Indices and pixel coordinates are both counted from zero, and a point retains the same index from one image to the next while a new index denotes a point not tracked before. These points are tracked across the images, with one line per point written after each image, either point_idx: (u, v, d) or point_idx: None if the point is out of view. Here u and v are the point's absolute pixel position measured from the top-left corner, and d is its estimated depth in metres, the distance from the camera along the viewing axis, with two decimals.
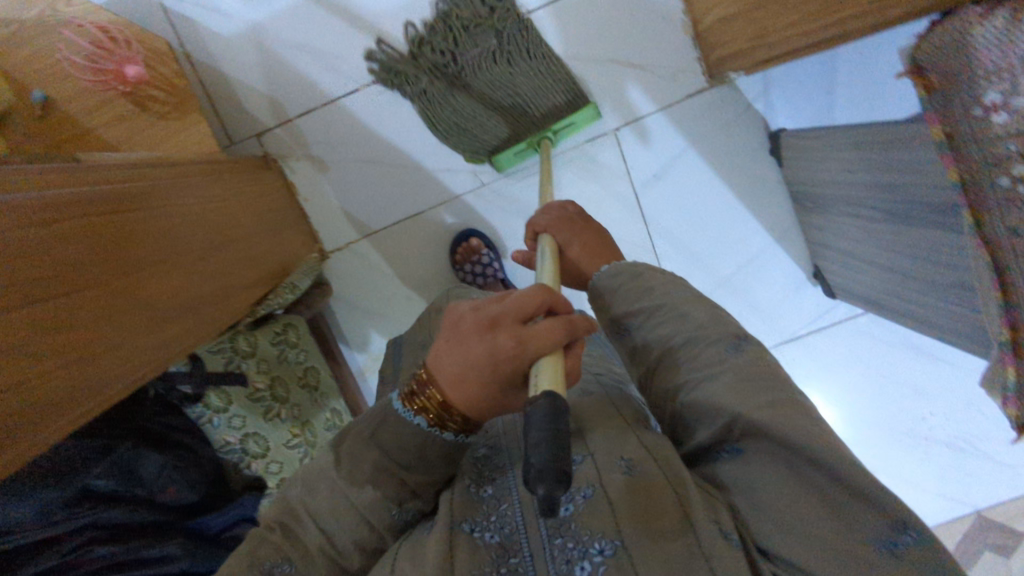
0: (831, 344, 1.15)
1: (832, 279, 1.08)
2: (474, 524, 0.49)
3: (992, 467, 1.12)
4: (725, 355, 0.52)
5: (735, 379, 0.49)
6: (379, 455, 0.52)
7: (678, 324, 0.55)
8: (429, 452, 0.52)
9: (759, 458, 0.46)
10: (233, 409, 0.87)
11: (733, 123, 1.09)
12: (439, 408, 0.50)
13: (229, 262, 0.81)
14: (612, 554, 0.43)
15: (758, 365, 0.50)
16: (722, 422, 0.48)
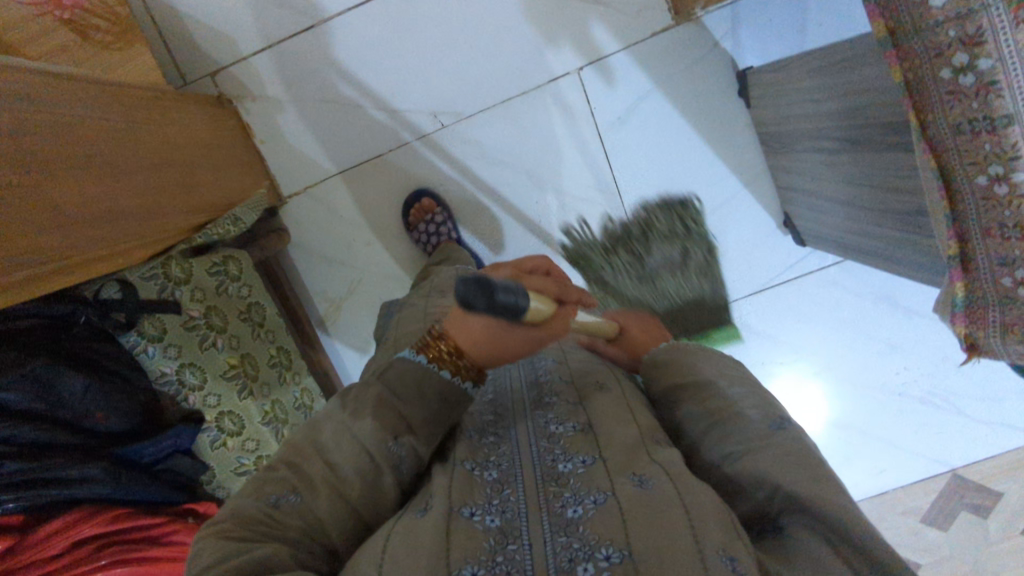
0: (805, 298, 1.14)
1: (801, 225, 1.06)
2: (474, 508, 0.45)
3: (957, 421, 1.15)
4: (770, 432, 0.49)
5: (781, 455, 0.46)
6: (385, 396, 0.51)
7: (718, 398, 0.54)
8: (426, 387, 0.51)
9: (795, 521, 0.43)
10: (170, 338, 0.76)
11: (701, 63, 1.04)
12: (446, 352, 0.52)
13: (159, 196, 0.76)
14: (619, 562, 0.39)
15: (801, 446, 0.47)
16: (766, 489, 0.45)
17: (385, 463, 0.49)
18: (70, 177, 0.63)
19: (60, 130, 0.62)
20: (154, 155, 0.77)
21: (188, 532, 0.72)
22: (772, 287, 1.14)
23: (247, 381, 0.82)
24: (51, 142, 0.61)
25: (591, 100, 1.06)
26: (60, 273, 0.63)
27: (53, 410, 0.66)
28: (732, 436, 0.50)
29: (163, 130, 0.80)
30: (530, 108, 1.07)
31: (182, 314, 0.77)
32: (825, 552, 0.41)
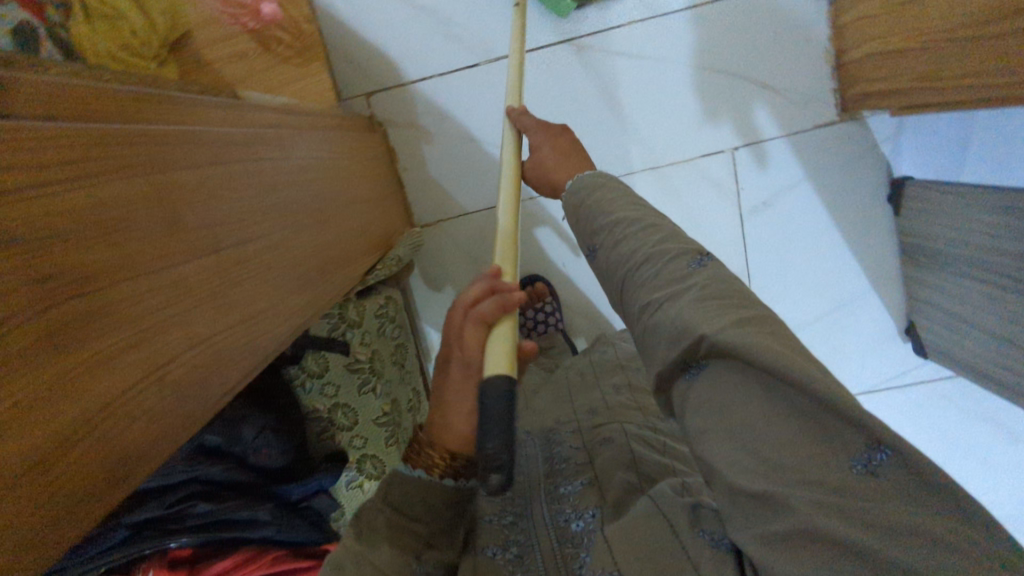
0: (910, 405, 1.14)
1: (927, 337, 1.05)
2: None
3: None
4: (689, 269, 0.45)
5: (701, 295, 0.42)
6: (391, 514, 0.51)
7: (628, 248, 0.50)
8: (435, 497, 0.53)
9: (721, 370, 0.39)
10: (329, 376, 0.77)
11: (855, 161, 1.04)
12: (444, 460, 0.52)
13: (314, 251, 0.61)
14: None
15: (724, 283, 0.44)
16: (687, 339, 0.40)
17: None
18: (252, 205, 0.48)
19: (217, 161, 0.45)
20: (307, 179, 0.63)
21: None
22: (875, 391, 1.14)
23: (394, 428, 0.81)
24: (232, 166, 0.47)
25: (739, 180, 1.06)
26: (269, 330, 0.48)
27: (230, 447, 0.66)
28: (653, 280, 0.46)
29: (313, 157, 0.68)
30: (676, 180, 1.07)
31: (347, 356, 0.77)
32: (814, 494, 0.35)
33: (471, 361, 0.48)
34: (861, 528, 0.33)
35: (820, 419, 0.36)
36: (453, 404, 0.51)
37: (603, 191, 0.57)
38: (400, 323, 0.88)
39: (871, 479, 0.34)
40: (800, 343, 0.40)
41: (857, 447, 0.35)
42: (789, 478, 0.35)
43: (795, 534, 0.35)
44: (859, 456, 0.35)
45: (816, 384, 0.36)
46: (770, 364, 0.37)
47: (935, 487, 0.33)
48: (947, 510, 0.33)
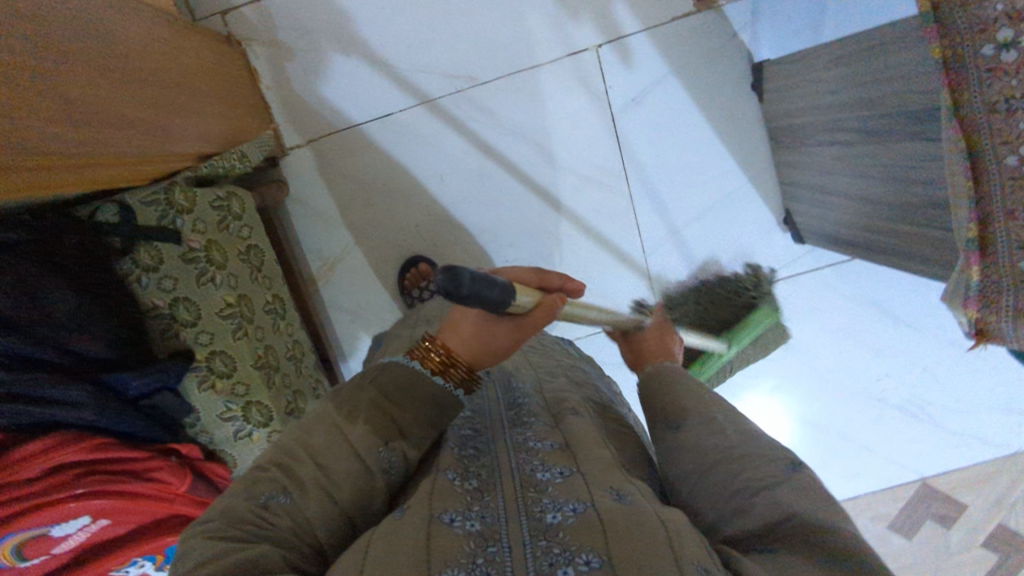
0: (797, 295, 1.17)
1: (800, 220, 1.07)
2: (453, 515, 0.42)
3: (932, 431, 1.22)
4: (783, 474, 0.43)
5: (794, 491, 0.41)
6: (375, 394, 0.49)
7: (714, 435, 0.47)
8: (421, 387, 0.50)
9: (791, 549, 0.39)
10: (165, 270, 0.74)
11: (716, 52, 1.06)
12: (441, 355, 0.50)
13: (108, 118, 0.62)
14: (599, 568, 0.36)
15: (820, 491, 0.42)
16: (775, 510, 0.40)
17: (375, 468, 0.46)
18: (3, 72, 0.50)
19: None
20: (121, 73, 0.65)
21: (170, 471, 0.70)
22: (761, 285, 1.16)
23: (243, 321, 0.79)
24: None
25: (605, 77, 1.07)
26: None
27: (33, 323, 0.61)
28: (738, 469, 0.44)
29: (144, 58, 0.70)
30: (545, 82, 1.07)
31: (181, 244, 0.74)
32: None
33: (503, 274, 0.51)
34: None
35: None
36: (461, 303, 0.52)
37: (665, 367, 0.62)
38: (249, 222, 0.84)
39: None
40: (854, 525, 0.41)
41: None
42: None
43: None
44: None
45: (852, 545, 0.38)
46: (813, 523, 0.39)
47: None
48: None
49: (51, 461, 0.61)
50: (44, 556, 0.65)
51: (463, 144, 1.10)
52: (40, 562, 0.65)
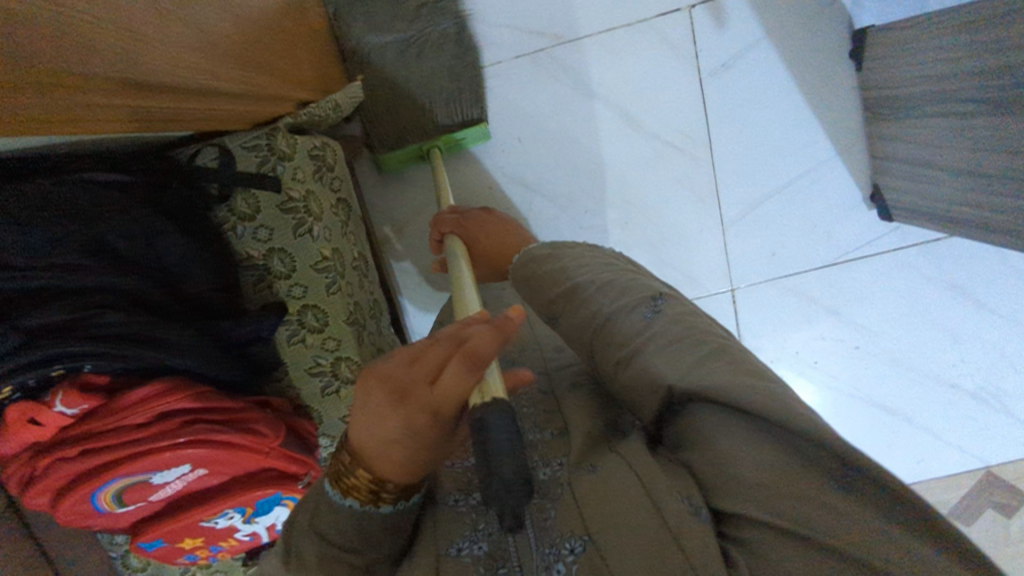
0: (879, 276, 1.13)
1: (892, 197, 1.03)
2: (460, 544, 0.45)
3: (1005, 421, 1.19)
4: (648, 321, 0.52)
5: (666, 343, 0.50)
6: (322, 545, 0.45)
7: (590, 311, 0.55)
8: (372, 527, 0.46)
9: (717, 419, 0.45)
10: (260, 219, 0.73)
11: (817, 16, 1.02)
12: (372, 487, 0.44)
13: (225, 51, 0.61)
14: (584, 552, 0.42)
15: (680, 327, 0.51)
16: (664, 392, 0.47)
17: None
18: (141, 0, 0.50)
19: None
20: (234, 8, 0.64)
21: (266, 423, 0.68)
22: (842, 263, 1.12)
23: (336, 277, 0.76)
24: None
25: (696, 38, 1.03)
26: (124, 79, 0.48)
27: (145, 261, 0.61)
28: (610, 342, 0.53)
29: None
30: (634, 41, 1.04)
31: (280, 193, 0.72)
32: (777, 469, 0.41)
33: (441, 404, 0.40)
34: (839, 530, 0.39)
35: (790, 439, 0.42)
36: (379, 435, 0.42)
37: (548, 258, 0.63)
38: (340, 174, 0.82)
39: (845, 493, 0.40)
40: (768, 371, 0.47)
41: (834, 472, 0.40)
42: (771, 500, 0.40)
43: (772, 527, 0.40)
44: (837, 478, 0.40)
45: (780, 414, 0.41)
46: (747, 404, 0.42)
47: (896, 501, 0.39)
48: (839, 476, 0.40)
49: (151, 409, 0.58)
50: (140, 503, 0.65)
51: (541, 107, 1.06)
52: (137, 508, 0.66)
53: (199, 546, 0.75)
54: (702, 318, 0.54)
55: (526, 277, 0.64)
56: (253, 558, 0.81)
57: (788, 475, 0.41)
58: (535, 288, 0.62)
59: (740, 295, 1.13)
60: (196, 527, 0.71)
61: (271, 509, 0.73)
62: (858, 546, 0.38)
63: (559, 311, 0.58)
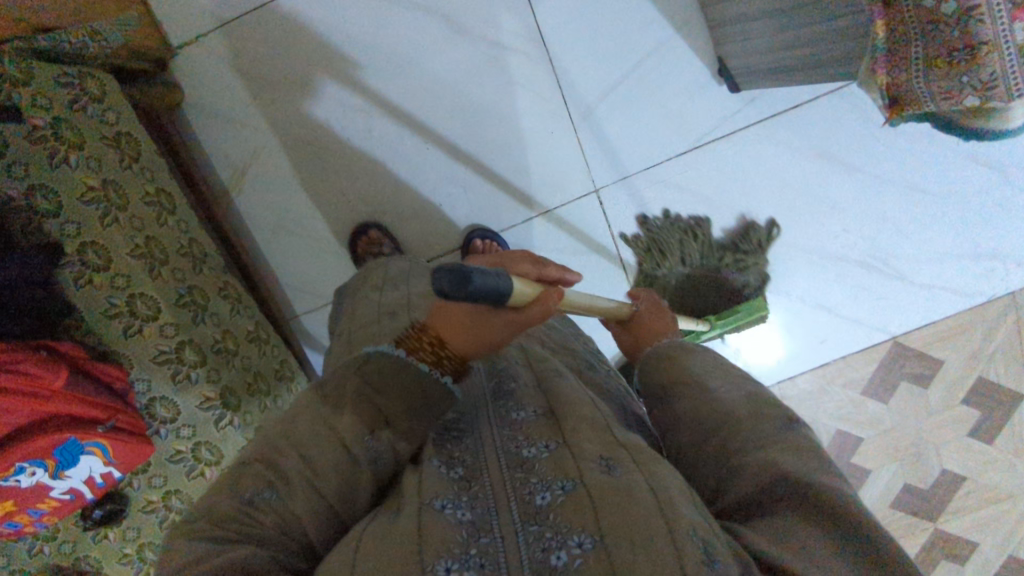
0: (745, 155, 1.10)
1: (732, 65, 0.99)
2: (446, 501, 0.45)
3: (898, 286, 1.17)
4: (782, 427, 0.50)
5: (798, 452, 0.47)
6: (359, 382, 0.50)
7: (712, 399, 0.54)
8: (407, 382, 0.50)
9: (800, 515, 0.44)
10: (12, 155, 0.68)
11: None
12: (431, 348, 0.51)
13: None
14: (592, 549, 0.40)
15: (814, 447, 0.49)
16: (776, 475, 0.45)
17: (362, 460, 0.48)
18: None
19: None
20: None
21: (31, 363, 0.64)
22: (704, 146, 1.09)
23: (111, 207, 0.74)
24: None
25: None
26: None
27: None
28: (734, 428, 0.50)
29: None
30: None
31: (23, 123, 0.68)
32: None
33: None
34: None
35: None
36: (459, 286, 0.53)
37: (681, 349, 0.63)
38: (114, 107, 0.79)
39: None
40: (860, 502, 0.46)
41: None
42: None
43: None
44: None
45: (890, 544, 0.41)
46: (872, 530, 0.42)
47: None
48: None
49: None
50: None
51: (359, 28, 1.04)
52: None
53: (16, 512, 0.71)
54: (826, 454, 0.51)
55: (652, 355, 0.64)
56: (90, 520, 0.78)
57: (846, 569, 0.40)
58: (654, 368, 0.62)
59: (605, 194, 1.10)
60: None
61: (78, 460, 0.70)
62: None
63: (671, 389, 0.58)
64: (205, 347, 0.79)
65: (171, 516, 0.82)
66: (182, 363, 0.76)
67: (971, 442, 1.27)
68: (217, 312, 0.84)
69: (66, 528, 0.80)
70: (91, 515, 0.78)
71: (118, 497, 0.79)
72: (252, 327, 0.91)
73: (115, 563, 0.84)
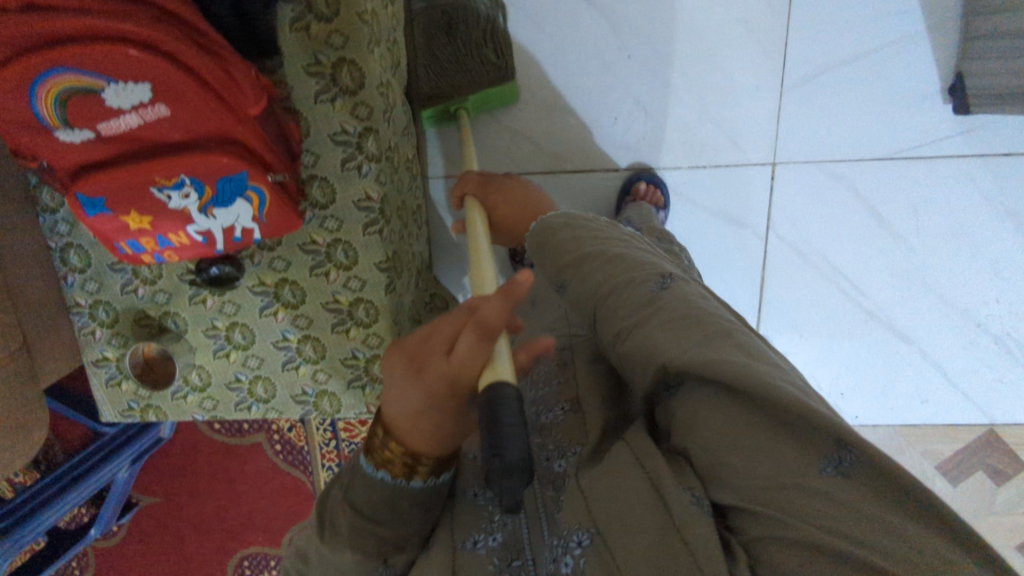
0: (931, 183, 1.03)
1: (973, 86, 0.93)
2: (476, 535, 0.51)
3: (1019, 373, 1.11)
4: (652, 293, 0.51)
5: (664, 320, 0.48)
6: (354, 515, 0.52)
7: (585, 278, 0.55)
8: (401, 503, 0.51)
9: (689, 394, 0.44)
10: None
11: None
12: (405, 459, 0.50)
13: None
14: (590, 545, 0.43)
15: (683, 304, 0.49)
16: (655, 368, 0.46)
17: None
18: None
19: None
20: None
21: (240, 65, 0.58)
22: (895, 159, 1.03)
23: None
24: None
25: None
26: None
27: None
28: (614, 307, 0.52)
29: None
30: None
31: None
32: (786, 468, 0.40)
33: (455, 374, 0.44)
34: (854, 532, 0.37)
35: (788, 423, 0.40)
36: (403, 406, 0.47)
37: (569, 225, 0.60)
38: None
39: (842, 478, 0.39)
40: (742, 341, 0.45)
41: (826, 452, 0.39)
42: (768, 493, 0.40)
43: (799, 542, 0.38)
44: (829, 458, 0.39)
45: (784, 396, 0.40)
46: (748, 385, 0.41)
47: (878, 466, 0.38)
48: (838, 458, 0.39)
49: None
50: (88, 135, 0.57)
51: None
52: (82, 144, 0.58)
53: (147, 234, 0.67)
54: (708, 300, 0.51)
55: (536, 245, 0.61)
56: (202, 276, 0.73)
57: (751, 444, 0.41)
58: (551, 251, 0.59)
59: (778, 172, 1.05)
60: (143, 196, 0.62)
61: (231, 203, 0.65)
62: (863, 543, 0.37)
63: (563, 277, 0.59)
64: (383, 147, 0.73)
65: (276, 305, 0.77)
66: (359, 150, 0.71)
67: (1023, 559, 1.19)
68: (395, 122, 0.79)
69: (169, 275, 0.76)
70: (205, 271, 0.72)
71: (236, 263, 0.74)
72: (410, 154, 0.86)
73: (201, 330, 0.79)
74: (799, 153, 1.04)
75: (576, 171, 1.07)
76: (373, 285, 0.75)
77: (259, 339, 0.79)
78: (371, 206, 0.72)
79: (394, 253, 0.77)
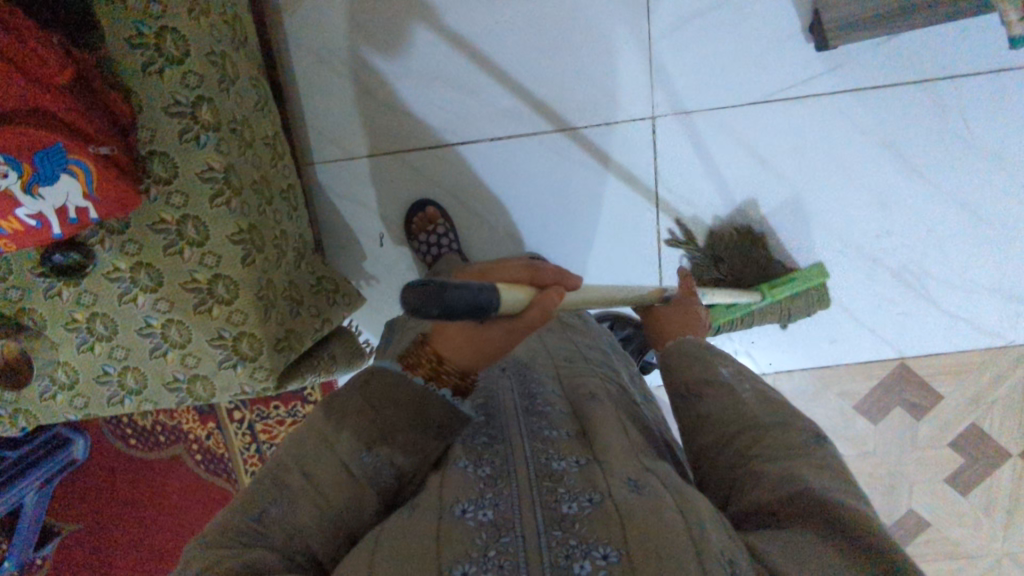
0: (810, 123, 1.05)
1: (831, 19, 0.95)
2: (467, 506, 0.44)
3: (922, 304, 1.12)
4: (803, 441, 0.50)
5: (814, 469, 0.47)
6: (360, 399, 0.50)
7: (740, 400, 0.54)
8: (405, 398, 0.50)
9: (804, 528, 0.44)
10: None
11: None
12: (433, 365, 0.50)
13: None
14: (616, 562, 0.39)
15: (835, 467, 0.48)
16: (791, 487, 0.46)
17: (364, 478, 0.49)
18: None
19: None
20: None
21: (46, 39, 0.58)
22: (770, 103, 1.05)
23: None
24: None
25: None
26: None
27: None
28: (746, 431, 0.51)
29: None
30: None
31: None
32: None
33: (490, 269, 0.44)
34: None
35: None
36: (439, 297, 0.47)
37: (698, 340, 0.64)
38: None
39: None
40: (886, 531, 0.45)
41: None
42: None
43: None
44: None
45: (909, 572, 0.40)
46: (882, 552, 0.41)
47: None
48: None
49: None
50: None
51: None
52: None
53: None
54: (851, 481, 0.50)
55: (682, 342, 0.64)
56: (49, 265, 0.72)
57: None
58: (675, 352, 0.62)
59: (660, 125, 1.06)
60: None
61: (57, 180, 0.63)
62: None
63: (688, 380, 0.58)
64: (222, 119, 0.74)
65: (134, 291, 0.74)
66: (194, 121, 0.71)
67: (955, 492, 1.19)
68: (242, 95, 0.79)
69: (17, 269, 0.74)
70: (50, 257, 0.71)
71: (83, 250, 0.72)
72: (272, 134, 0.86)
73: (61, 325, 0.76)
74: (678, 103, 1.05)
75: (456, 144, 1.10)
76: (228, 259, 0.74)
77: (122, 329, 0.76)
78: (215, 176, 0.72)
79: (251, 225, 0.77)
